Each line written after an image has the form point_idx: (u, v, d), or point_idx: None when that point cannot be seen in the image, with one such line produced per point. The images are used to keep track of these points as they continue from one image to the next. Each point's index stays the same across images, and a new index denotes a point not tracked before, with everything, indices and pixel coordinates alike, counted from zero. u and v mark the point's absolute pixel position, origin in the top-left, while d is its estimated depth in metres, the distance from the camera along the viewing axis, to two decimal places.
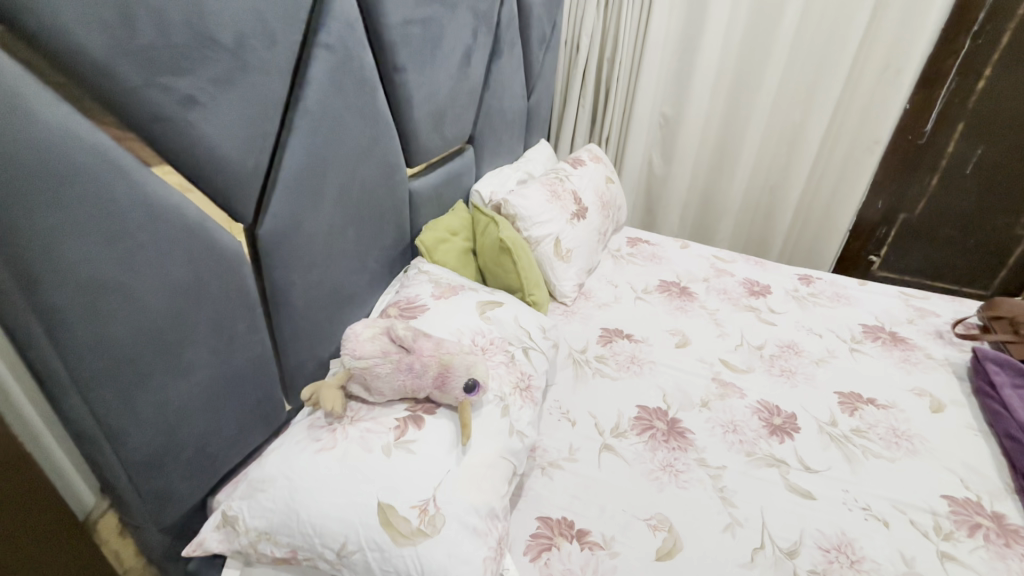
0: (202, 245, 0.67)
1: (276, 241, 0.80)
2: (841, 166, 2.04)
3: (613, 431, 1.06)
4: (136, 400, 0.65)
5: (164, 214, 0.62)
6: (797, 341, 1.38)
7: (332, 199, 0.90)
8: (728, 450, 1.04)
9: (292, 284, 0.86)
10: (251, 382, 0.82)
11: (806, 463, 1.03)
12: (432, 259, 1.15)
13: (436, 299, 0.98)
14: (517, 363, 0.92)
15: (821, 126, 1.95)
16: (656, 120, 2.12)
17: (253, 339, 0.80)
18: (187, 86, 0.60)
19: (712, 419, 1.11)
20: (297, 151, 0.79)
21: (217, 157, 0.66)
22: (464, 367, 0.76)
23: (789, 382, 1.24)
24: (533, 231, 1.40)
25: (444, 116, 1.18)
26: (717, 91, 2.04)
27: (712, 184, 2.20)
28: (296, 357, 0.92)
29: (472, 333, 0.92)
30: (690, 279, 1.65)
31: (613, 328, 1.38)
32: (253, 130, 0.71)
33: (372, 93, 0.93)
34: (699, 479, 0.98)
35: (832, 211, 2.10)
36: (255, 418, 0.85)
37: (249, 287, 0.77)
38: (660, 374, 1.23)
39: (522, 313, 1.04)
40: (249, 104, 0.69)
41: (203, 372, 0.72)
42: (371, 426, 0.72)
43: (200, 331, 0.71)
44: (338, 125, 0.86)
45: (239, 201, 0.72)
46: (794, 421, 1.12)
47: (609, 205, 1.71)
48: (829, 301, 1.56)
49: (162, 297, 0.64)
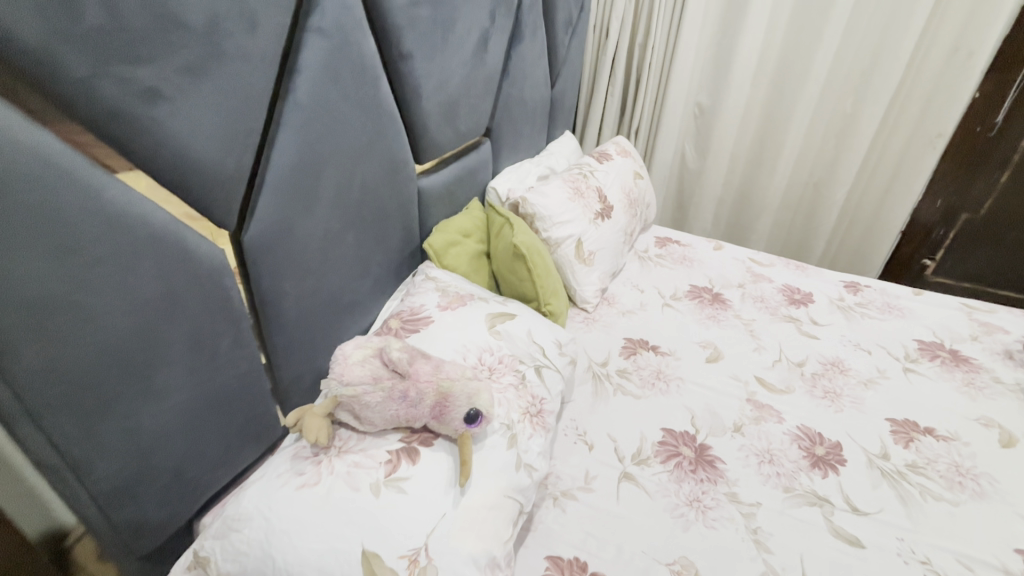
0: (175, 256, 0.61)
1: (264, 249, 0.73)
2: (896, 161, 1.86)
3: (634, 458, 0.97)
4: (101, 427, 0.58)
5: (126, 224, 0.55)
6: (843, 358, 1.25)
7: (328, 202, 0.82)
8: (764, 484, 0.93)
9: (284, 295, 0.79)
10: (238, 401, 0.77)
11: (854, 503, 0.91)
12: (440, 263, 1.07)
13: (442, 311, 0.89)
14: (527, 386, 0.83)
15: (876, 116, 1.78)
16: (691, 110, 1.98)
17: (238, 355, 0.74)
18: (149, 77, 0.53)
19: (746, 446, 1.01)
20: (286, 149, 0.71)
21: (189, 158, 0.59)
22: (465, 396, 0.67)
23: (833, 407, 1.11)
24: (552, 232, 1.31)
25: (456, 107, 1.09)
26: (758, 78, 1.89)
27: (750, 179, 2.05)
28: (291, 371, 0.86)
29: (479, 351, 0.83)
30: (724, 284, 1.52)
31: (637, 338, 1.28)
32: (232, 126, 0.63)
33: (374, 83, 0.85)
34: (729, 517, 0.88)
35: (884, 211, 1.93)
36: (244, 437, 0.80)
37: (233, 299, 0.70)
38: (688, 393, 1.12)
39: (536, 326, 0.95)
40: (227, 97, 0.61)
41: (179, 394, 0.66)
42: (360, 461, 0.65)
43: (177, 350, 0.64)
44: (334, 118, 0.78)
45: (218, 206, 0.65)
46: (838, 452, 1.00)
47: (637, 203, 1.59)
48: (879, 312, 1.41)
49: (128, 315, 0.58)
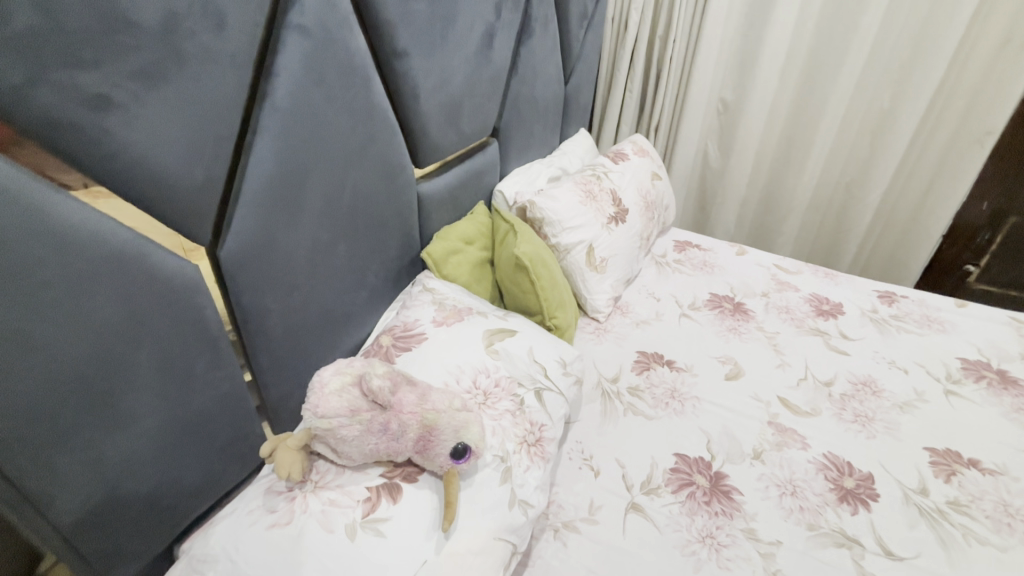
0: (139, 274, 0.57)
1: (243, 264, 0.69)
2: (938, 161, 1.72)
3: (643, 486, 0.90)
4: (58, 460, 0.55)
5: (78, 244, 0.51)
6: (876, 378, 1.16)
7: (316, 212, 0.77)
8: (785, 520, 0.85)
9: (268, 312, 0.75)
10: (220, 423, 0.73)
11: (888, 547, 0.82)
12: (440, 273, 1.02)
13: (436, 328, 0.84)
14: (526, 412, 0.77)
15: (916, 113, 1.65)
16: (714, 106, 1.88)
17: (215, 377, 0.70)
18: (96, 83, 0.49)
19: (766, 475, 0.93)
20: (264, 157, 0.67)
21: (150, 168, 0.55)
22: (451, 429, 0.62)
23: (864, 433, 1.02)
24: (562, 238, 1.24)
25: (459, 108, 1.03)
26: (786, 73, 1.78)
27: (777, 180, 1.94)
28: (279, 390, 0.82)
29: (474, 372, 0.78)
30: (746, 292, 1.43)
31: (651, 352, 1.20)
32: (199, 134, 0.59)
33: (365, 84, 0.80)
34: (746, 557, 0.80)
35: (924, 215, 1.79)
36: (226, 460, 0.75)
37: (208, 317, 0.66)
38: (705, 415, 1.05)
39: (539, 343, 0.88)
40: (190, 103, 0.57)
41: (148, 420, 0.62)
42: (336, 499, 0.60)
43: (144, 374, 0.60)
44: (319, 122, 0.73)
45: (186, 218, 0.61)
46: (870, 485, 0.92)
47: (654, 206, 1.51)
48: (917, 326, 1.31)
49: (85, 340, 0.54)
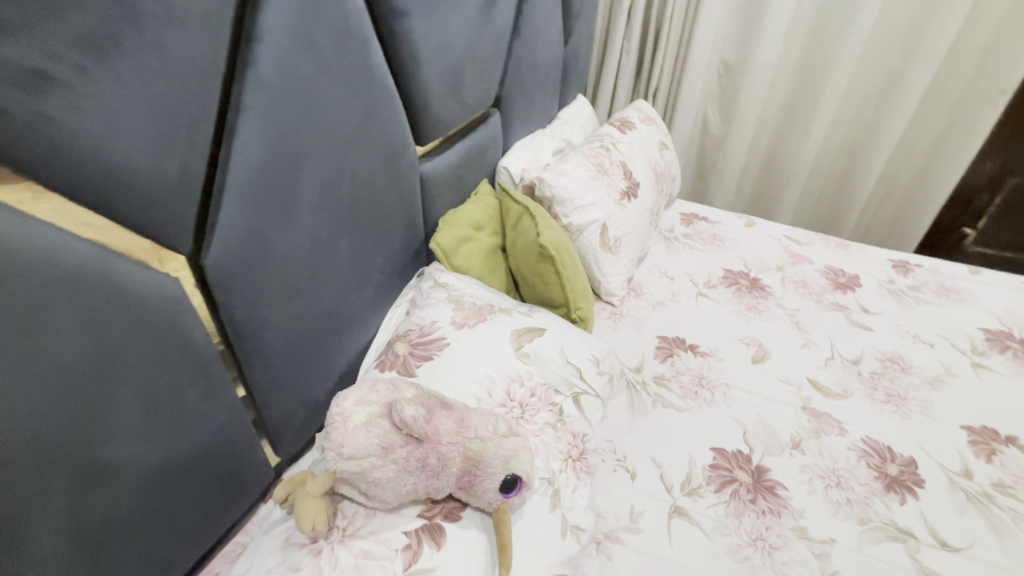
0: (103, 296, 0.45)
1: (233, 274, 0.57)
2: (946, 122, 1.67)
3: (684, 487, 0.84)
4: (29, 531, 0.44)
5: (22, 266, 0.40)
6: (902, 353, 1.12)
7: (313, 204, 0.66)
8: (834, 515, 0.81)
9: (266, 324, 0.64)
10: (219, 459, 0.63)
11: (942, 537, 0.79)
12: (451, 265, 0.91)
13: (458, 331, 0.74)
14: (567, 423, 0.69)
15: (928, 71, 1.58)
16: (715, 69, 1.78)
17: (210, 408, 0.59)
18: (26, 54, 0.38)
19: (808, 467, 0.88)
20: (251, 144, 0.55)
21: (107, 164, 0.44)
22: (500, 460, 0.53)
23: (900, 414, 0.99)
24: (574, 217, 1.14)
25: (463, 75, 0.91)
26: (792, 32, 1.68)
27: (779, 146, 1.87)
28: (281, 409, 0.72)
29: (506, 382, 0.69)
30: (761, 267, 1.38)
31: (672, 337, 1.14)
32: (168, 118, 0.47)
33: (362, 50, 0.67)
34: (801, 560, 0.76)
35: (929, 179, 1.74)
36: (228, 495, 0.66)
37: (197, 341, 0.55)
38: (736, 403, 0.99)
39: (569, 341, 0.79)
40: (153, 78, 0.45)
41: (136, 468, 0.52)
42: (372, 550, 0.51)
43: (125, 416, 0.50)
44: (311, 97, 0.61)
45: (160, 223, 0.49)
46: (914, 470, 0.88)
47: (663, 178, 1.42)
48: (935, 296, 1.28)
49: (45, 385, 0.43)
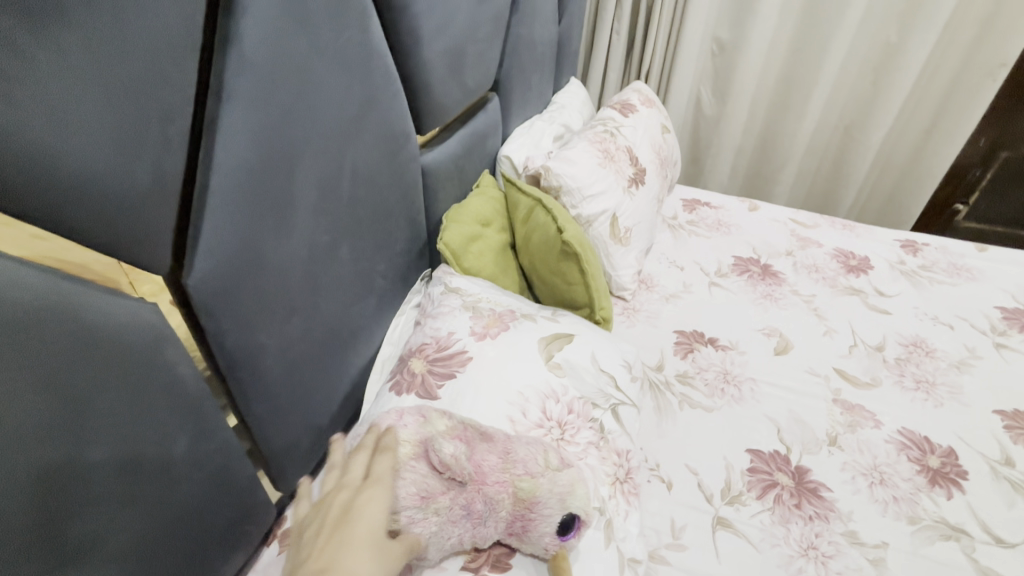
0: (63, 335, 0.36)
1: (223, 294, 0.48)
2: (943, 97, 1.65)
3: (724, 495, 0.79)
4: None
5: None
6: (925, 337, 1.08)
7: (311, 207, 0.56)
8: (883, 516, 0.77)
9: (262, 349, 0.55)
10: (217, 510, 0.54)
11: (995, 533, 0.76)
12: (461, 267, 0.82)
13: (479, 343, 0.66)
14: (609, 441, 0.62)
15: (926, 45, 1.55)
16: (708, 47, 1.72)
17: (205, 453, 0.50)
18: None
19: (849, 464, 0.83)
20: (238, 139, 0.45)
21: (59, 168, 0.34)
22: (555, 499, 0.49)
23: (931, 401, 0.95)
24: (583, 208, 1.06)
25: (464, 55, 0.82)
26: (787, 7, 1.62)
27: (773, 126, 1.82)
28: (283, 441, 0.63)
29: (541, 400, 0.61)
30: (771, 252, 1.33)
31: (691, 331, 1.08)
32: (134, 108, 0.38)
33: (360, 25, 0.57)
34: (856, 567, 0.71)
35: (925, 155, 1.73)
36: (229, 546, 0.57)
37: (185, 378, 0.46)
38: (766, 398, 0.94)
39: (600, 346, 0.72)
40: (113, 58, 0.36)
41: (121, 536, 0.43)
42: None
43: (102, 478, 0.40)
44: (304, 80, 0.51)
45: (129, 239, 0.40)
46: (955, 460, 0.85)
47: (666, 162, 1.35)
48: (947, 275, 1.25)
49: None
